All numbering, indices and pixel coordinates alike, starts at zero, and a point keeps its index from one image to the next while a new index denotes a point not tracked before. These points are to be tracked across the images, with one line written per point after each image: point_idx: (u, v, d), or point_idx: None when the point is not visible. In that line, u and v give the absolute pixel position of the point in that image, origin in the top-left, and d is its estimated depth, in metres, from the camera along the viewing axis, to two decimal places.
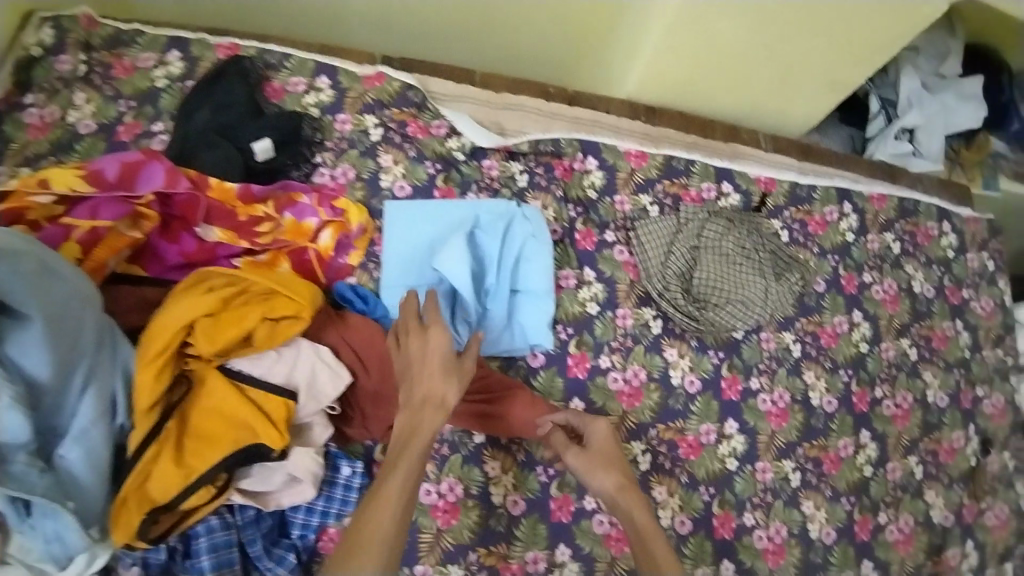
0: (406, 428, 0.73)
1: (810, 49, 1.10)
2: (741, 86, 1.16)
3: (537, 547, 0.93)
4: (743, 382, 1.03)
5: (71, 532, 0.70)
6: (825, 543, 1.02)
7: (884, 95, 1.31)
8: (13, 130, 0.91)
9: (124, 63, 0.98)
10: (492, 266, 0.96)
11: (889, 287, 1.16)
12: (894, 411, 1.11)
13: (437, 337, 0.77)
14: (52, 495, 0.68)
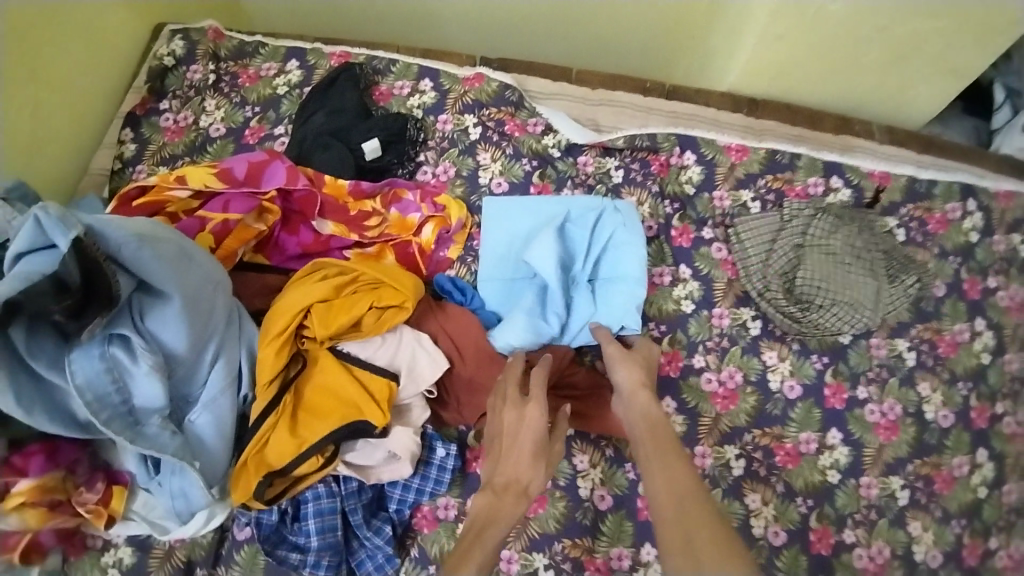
0: (487, 512, 0.72)
1: (913, 45, 1.04)
2: (837, 81, 1.12)
3: (622, 544, 0.91)
4: (849, 391, 0.98)
5: (195, 488, 0.81)
6: (931, 567, 0.93)
7: (1010, 84, 1.21)
8: (150, 133, 1.05)
9: (250, 72, 1.08)
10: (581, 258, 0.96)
11: (1017, 295, 1.04)
12: (1016, 429, 0.99)
13: (528, 424, 0.79)
14: (181, 454, 0.78)
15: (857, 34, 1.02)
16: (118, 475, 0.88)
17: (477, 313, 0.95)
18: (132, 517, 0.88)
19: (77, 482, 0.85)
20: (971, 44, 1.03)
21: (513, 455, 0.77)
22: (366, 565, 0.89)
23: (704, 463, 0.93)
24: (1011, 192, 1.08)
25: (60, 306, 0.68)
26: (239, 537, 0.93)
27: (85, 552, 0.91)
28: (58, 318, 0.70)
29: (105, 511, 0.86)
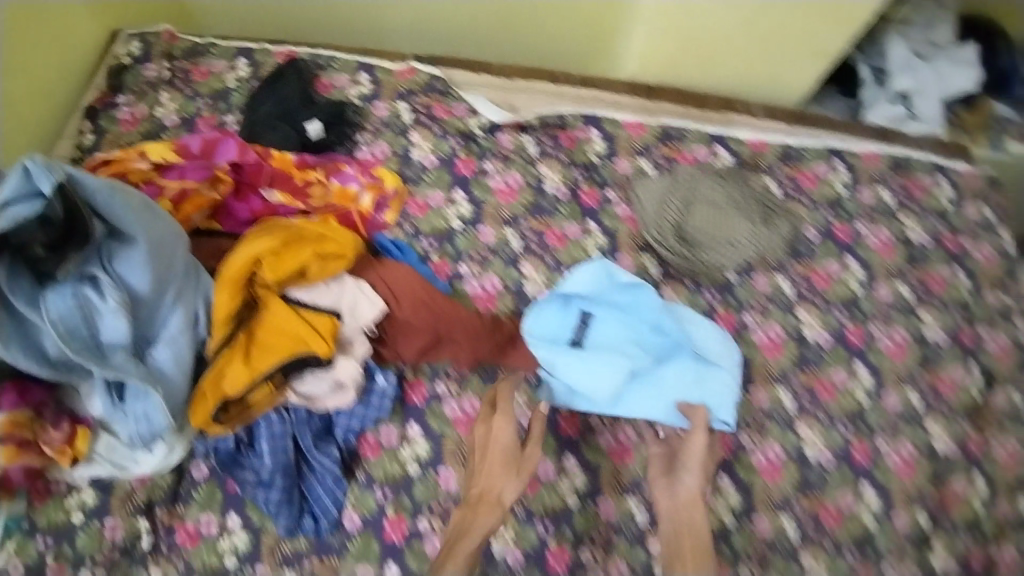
0: (465, 522, 0.91)
1: (762, 44, 1.27)
2: (709, 72, 1.33)
3: (547, 458, 1.02)
4: (738, 317, 1.13)
5: (156, 412, 0.92)
6: (822, 464, 1.10)
7: (873, 64, 1.44)
8: (106, 122, 1.19)
9: (201, 69, 1.24)
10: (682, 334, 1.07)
11: (882, 236, 1.23)
12: (889, 347, 1.17)
13: (498, 437, 0.97)
14: (146, 380, 0.88)
15: (726, 24, 1.23)
16: (83, 418, 0.96)
17: (411, 264, 1.08)
18: (97, 459, 0.95)
19: (45, 424, 0.93)
20: (806, 45, 1.26)
21: (487, 468, 0.95)
22: (319, 492, 0.99)
23: None
24: (874, 151, 1.30)
25: (42, 231, 0.80)
26: (197, 476, 1.01)
27: (48, 498, 0.98)
28: (38, 252, 0.81)
29: (70, 451, 0.93)
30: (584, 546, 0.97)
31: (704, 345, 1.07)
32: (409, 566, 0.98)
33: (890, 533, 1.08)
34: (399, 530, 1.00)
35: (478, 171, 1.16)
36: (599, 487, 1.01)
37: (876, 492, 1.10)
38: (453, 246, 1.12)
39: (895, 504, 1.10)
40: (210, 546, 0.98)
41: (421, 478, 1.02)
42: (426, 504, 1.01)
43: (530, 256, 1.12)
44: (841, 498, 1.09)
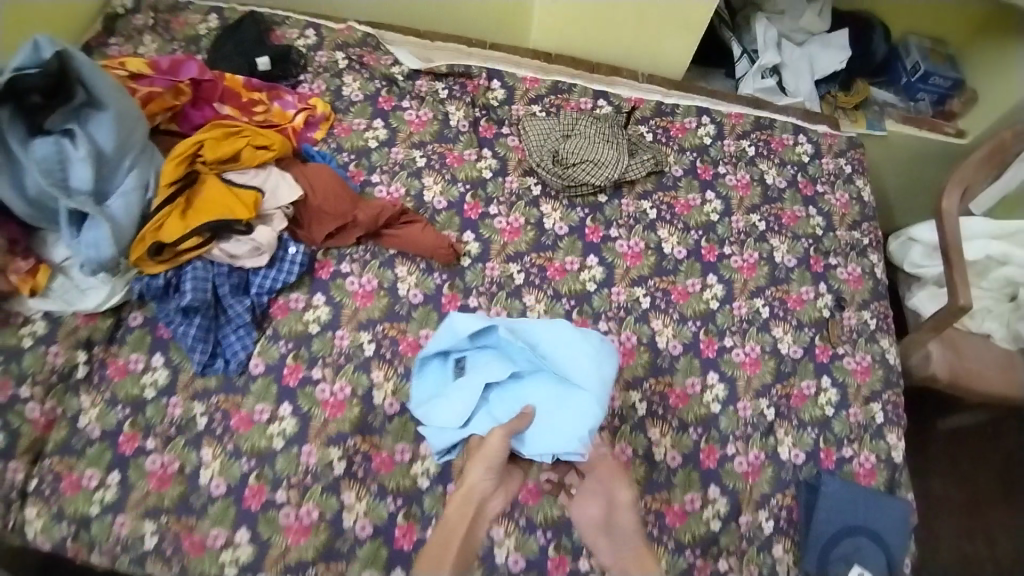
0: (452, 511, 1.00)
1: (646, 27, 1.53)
2: (604, 46, 1.59)
3: (428, 327, 1.25)
4: (604, 230, 1.36)
5: (105, 242, 1.12)
6: (673, 353, 1.27)
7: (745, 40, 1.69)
8: (98, 57, 1.39)
9: (179, 20, 1.49)
10: (555, 348, 1.10)
11: (741, 176, 1.48)
12: (741, 264, 1.38)
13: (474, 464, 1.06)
14: (100, 216, 1.12)
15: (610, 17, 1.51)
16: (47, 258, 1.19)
17: (331, 168, 1.32)
18: (52, 292, 1.18)
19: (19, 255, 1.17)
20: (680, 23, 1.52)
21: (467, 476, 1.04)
22: (228, 336, 1.19)
23: (492, 274, 1.29)
24: (740, 113, 1.56)
25: (41, 82, 1.06)
26: (132, 323, 1.22)
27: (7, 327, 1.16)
28: (36, 101, 1.08)
29: (30, 280, 1.16)
30: None
31: (572, 348, 1.09)
32: (301, 406, 1.17)
33: (732, 416, 1.24)
34: (294, 376, 1.19)
35: (396, 107, 1.42)
36: None
37: (720, 380, 1.27)
38: (369, 160, 1.36)
39: (740, 396, 1.26)
40: (135, 378, 1.19)
41: (319, 334, 1.22)
42: (322, 357, 1.21)
43: (431, 171, 1.37)
44: (689, 384, 1.25)
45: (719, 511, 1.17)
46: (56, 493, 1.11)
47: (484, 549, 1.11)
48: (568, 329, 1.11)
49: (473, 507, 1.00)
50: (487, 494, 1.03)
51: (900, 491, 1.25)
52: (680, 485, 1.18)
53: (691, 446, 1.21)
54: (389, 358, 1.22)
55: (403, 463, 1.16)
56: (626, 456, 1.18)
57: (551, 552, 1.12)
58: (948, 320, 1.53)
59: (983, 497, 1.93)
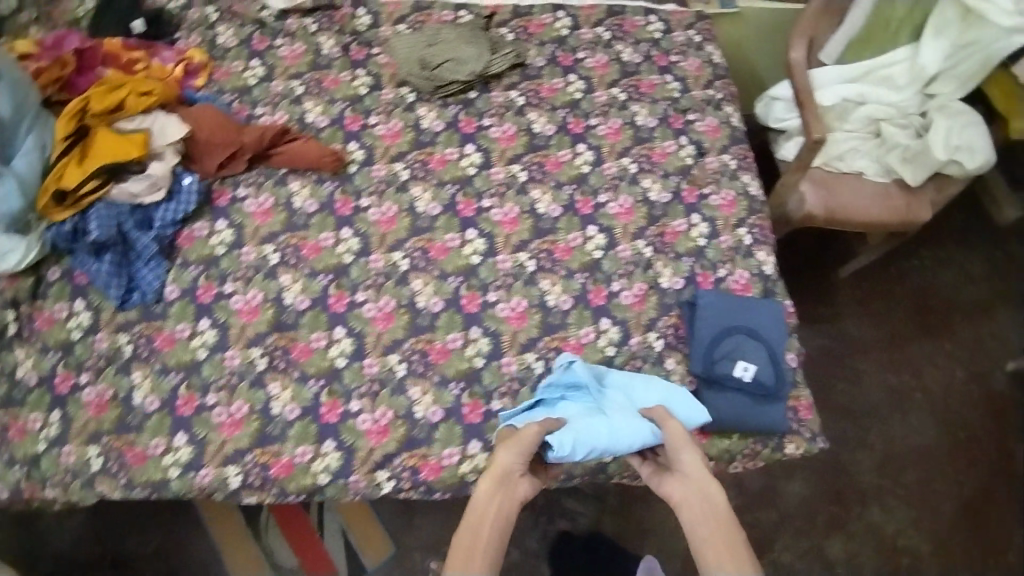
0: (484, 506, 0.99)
1: None
2: None
3: (327, 230, 1.35)
4: (478, 121, 1.48)
5: (15, 195, 1.25)
6: (553, 216, 1.41)
7: None
8: None
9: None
10: (627, 393, 1.23)
11: (599, 58, 1.61)
12: (606, 131, 1.52)
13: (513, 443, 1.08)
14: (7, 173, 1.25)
15: None
16: None
17: (214, 106, 1.43)
18: None
19: None
20: None
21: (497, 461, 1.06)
22: (141, 269, 1.31)
23: (379, 175, 1.41)
24: (592, 3, 1.68)
25: None
26: (51, 277, 1.31)
27: None
28: None
29: None
30: (359, 290, 1.30)
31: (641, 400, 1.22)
32: (218, 318, 1.29)
33: (613, 259, 1.38)
34: (208, 293, 1.30)
35: (271, 47, 1.53)
36: (369, 248, 1.34)
37: (599, 232, 1.40)
38: (252, 96, 1.47)
39: (619, 242, 1.40)
40: (61, 325, 1.28)
41: (227, 254, 1.33)
42: (234, 273, 1.32)
43: (311, 96, 1.47)
44: (572, 239, 1.39)
45: (611, 339, 1.31)
46: (4, 442, 1.21)
47: (404, 409, 1.22)
48: (652, 380, 1.24)
49: (506, 487, 1.02)
50: (518, 475, 1.05)
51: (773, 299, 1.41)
52: (574, 324, 1.31)
53: (579, 288, 1.35)
54: (294, 263, 1.32)
55: (320, 349, 1.26)
56: (522, 308, 1.31)
57: (465, 399, 1.23)
58: (809, 157, 1.71)
59: (899, 330, 2.09)
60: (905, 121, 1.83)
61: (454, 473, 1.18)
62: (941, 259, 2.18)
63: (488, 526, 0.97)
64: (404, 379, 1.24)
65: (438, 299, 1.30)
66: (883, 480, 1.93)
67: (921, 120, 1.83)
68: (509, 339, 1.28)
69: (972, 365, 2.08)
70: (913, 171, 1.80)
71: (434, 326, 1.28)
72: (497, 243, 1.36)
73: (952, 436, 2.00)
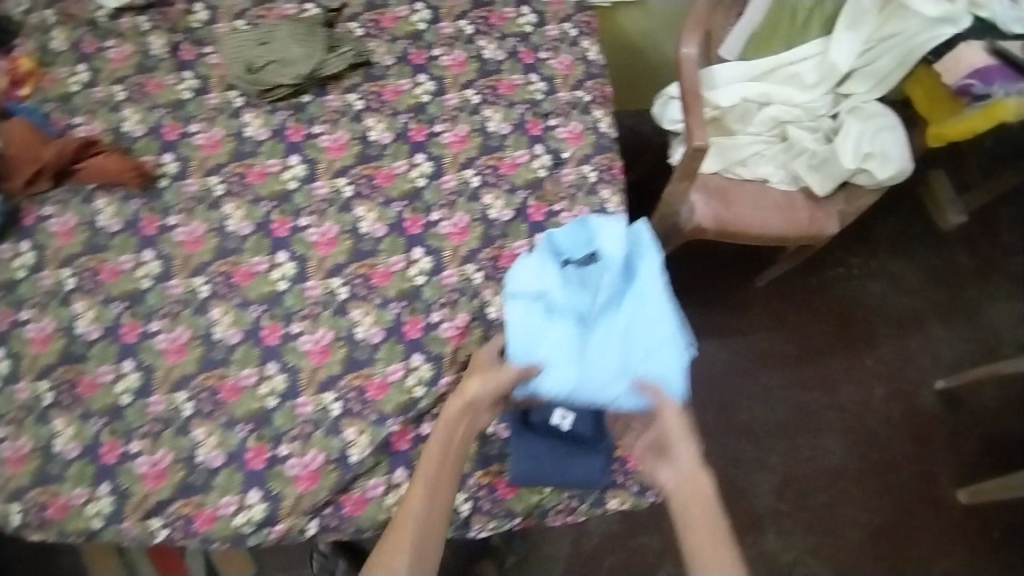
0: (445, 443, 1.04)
1: None
2: None
3: (127, 252, 1.25)
4: (307, 129, 1.37)
5: None
6: (375, 236, 1.31)
7: None
8: None
9: None
10: (635, 342, 1.10)
11: (456, 55, 1.48)
12: (451, 139, 1.41)
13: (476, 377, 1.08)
14: None
15: None
16: None
17: (29, 118, 1.31)
18: None
19: None
20: None
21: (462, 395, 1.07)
22: None
23: (190, 190, 1.31)
24: None
25: None
26: None
27: None
28: None
29: None
30: (153, 319, 1.21)
31: (643, 356, 1.09)
32: (11, 348, 1.18)
33: (436, 286, 1.29)
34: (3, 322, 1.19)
35: (99, 48, 1.41)
36: (170, 272, 1.24)
37: (426, 254, 1.32)
38: (69, 104, 1.35)
39: (445, 266, 1.31)
40: None
41: (25, 279, 1.22)
42: (27, 300, 1.21)
43: (130, 102, 1.36)
44: (392, 263, 1.30)
45: (420, 377, 1.22)
46: None
47: (186, 452, 1.14)
48: (666, 341, 1.08)
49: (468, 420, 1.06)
50: (484, 408, 1.08)
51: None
52: (382, 360, 1.23)
53: (393, 320, 1.26)
54: (89, 289, 1.22)
55: (106, 384, 1.17)
56: (326, 341, 1.23)
57: (250, 443, 1.15)
58: (692, 166, 1.53)
59: (815, 343, 1.96)
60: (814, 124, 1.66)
61: (227, 525, 1.10)
62: (871, 268, 2.03)
63: (451, 458, 1.03)
64: (191, 419, 1.16)
65: (235, 331, 1.22)
66: (782, 504, 1.81)
67: (832, 123, 1.66)
68: (307, 376, 1.20)
69: (894, 383, 1.95)
70: (820, 179, 1.63)
71: (229, 360, 1.20)
72: (308, 267, 1.27)
73: (864, 459, 1.87)
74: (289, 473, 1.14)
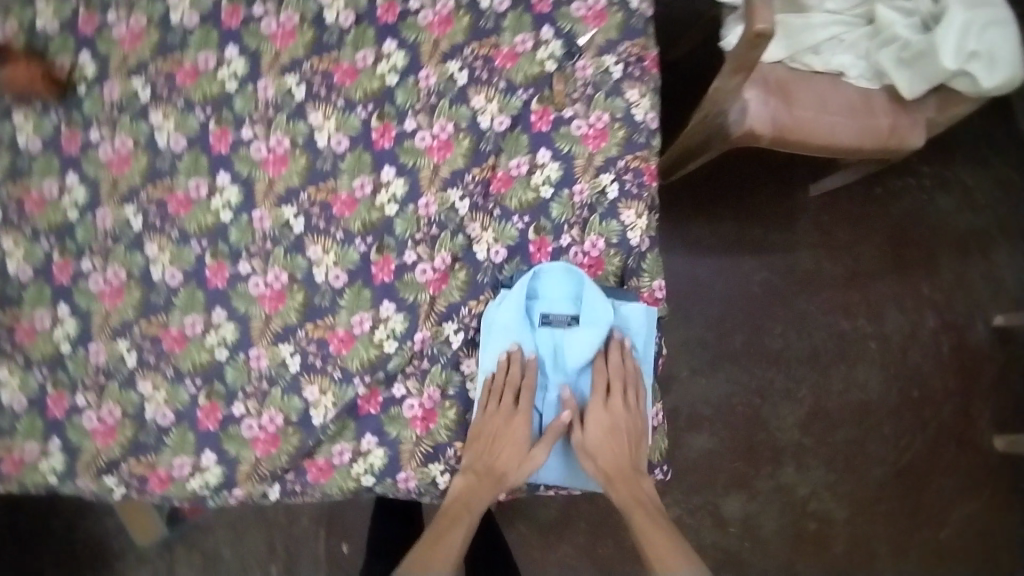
0: (465, 495, 1.01)
1: None
2: None
3: (50, 176, 1.08)
4: (245, 10, 1.11)
5: None
6: (336, 151, 1.10)
7: None
8: None
9: None
10: None
11: None
12: (430, 20, 1.13)
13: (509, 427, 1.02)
14: None
15: None
16: None
17: None
18: None
19: None
20: None
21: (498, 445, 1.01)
22: None
23: (112, 95, 1.10)
24: None
25: None
26: None
27: None
28: None
29: None
30: (85, 257, 1.07)
31: None
32: None
33: (408, 217, 1.09)
34: None
35: None
36: (98, 199, 1.07)
37: (397, 174, 1.10)
38: None
39: (421, 191, 1.09)
40: None
41: None
42: None
43: None
44: (357, 186, 1.09)
45: (391, 329, 1.05)
46: None
47: (134, 407, 1.04)
48: None
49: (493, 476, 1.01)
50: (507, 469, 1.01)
51: (633, 281, 1.12)
52: (346, 308, 1.06)
53: (359, 259, 1.07)
54: (14, 222, 1.07)
55: (44, 331, 1.05)
56: (280, 285, 1.06)
57: (201, 401, 1.03)
58: (750, 56, 1.16)
59: (866, 266, 1.69)
60: (910, 6, 1.29)
61: (183, 488, 1.02)
62: (944, 180, 1.71)
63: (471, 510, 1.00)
64: (135, 371, 1.04)
65: (175, 271, 1.06)
66: (805, 438, 1.65)
67: (933, 6, 1.29)
68: (260, 324, 1.05)
69: (947, 314, 1.69)
70: (908, 79, 1.28)
71: (171, 306, 1.05)
72: (255, 192, 1.07)
73: (903, 396, 1.67)
74: (245, 435, 1.02)
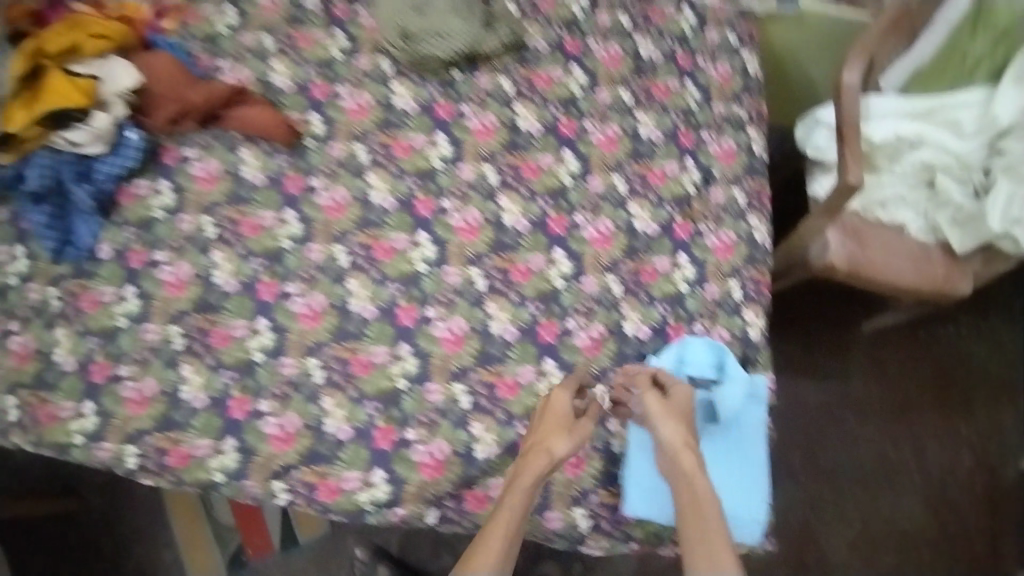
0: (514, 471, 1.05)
1: None
2: None
3: (268, 207, 1.23)
4: (455, 107, 1.33)
5: None
6: (517, 230, 1.28)
7: None
8: None
9: None
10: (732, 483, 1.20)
11: (611, 48, 1.42)
12: (600, 139, 1.37)
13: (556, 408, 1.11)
14: None
15: None
16: None
17: (177, 57, 1.26)
18: None
19: None
20: None
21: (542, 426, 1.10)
22: (78, 223, 1.17)
23: (335, 155, 1.27)
24: None
25: None
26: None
27: None
28: None
29: None
30: (290, 281, 1.20)
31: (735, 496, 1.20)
32: (145, 289, 1.16)
33: (574, 292, 1.27)
34: (139, 259, 1.18)
35: None
36: (311, 236, 1.22)
37: (566, 257, 1.29)
38: (217, 47, 1.30)
39: (585, 271, 1.28)
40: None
41: (165, 221, 1.19)
42: (165, 242, 1.19)
43: (281, 55, 1.31)
44: (531, 260, 1.27)
45: (552, 383, 1.20)
46: None
47: (314, 419, 1.13)
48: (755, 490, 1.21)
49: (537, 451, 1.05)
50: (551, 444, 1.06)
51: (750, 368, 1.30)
52: (515, 359, 1.21)
53: (528, 320, 1.23)
54: (229, 241, 1.20)
55: (239, 338, 1.16)
56: (460, 331, 1.20)
57: (378, 423, 1.14)
58: (840, 201, 1.45)
59: (910, 400, 1.90)
60: (964, 176, 1.56)
61: (350, 499, 1.11)
62: (981, 330, 1.95)
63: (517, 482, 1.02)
64: (321, 387, 1.15)
65: (371, 306, 1.20)
66: (853, 559, 1.78)
67: (983, 177, 1.57)
68: (439, 362, 1.18)
69: (983, 456, 1.89)
70: (960, 238, 1.57)
71: (363, 334, 1.18)
72: (448, 252, 1.25)
73: (941, 525, 1.83)
74: (414, 457, 1.13)
